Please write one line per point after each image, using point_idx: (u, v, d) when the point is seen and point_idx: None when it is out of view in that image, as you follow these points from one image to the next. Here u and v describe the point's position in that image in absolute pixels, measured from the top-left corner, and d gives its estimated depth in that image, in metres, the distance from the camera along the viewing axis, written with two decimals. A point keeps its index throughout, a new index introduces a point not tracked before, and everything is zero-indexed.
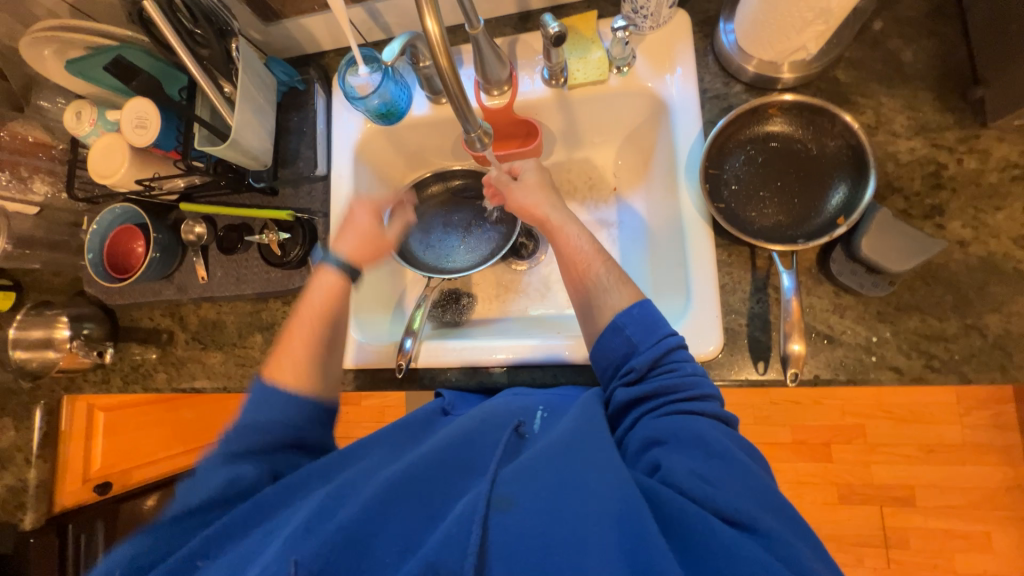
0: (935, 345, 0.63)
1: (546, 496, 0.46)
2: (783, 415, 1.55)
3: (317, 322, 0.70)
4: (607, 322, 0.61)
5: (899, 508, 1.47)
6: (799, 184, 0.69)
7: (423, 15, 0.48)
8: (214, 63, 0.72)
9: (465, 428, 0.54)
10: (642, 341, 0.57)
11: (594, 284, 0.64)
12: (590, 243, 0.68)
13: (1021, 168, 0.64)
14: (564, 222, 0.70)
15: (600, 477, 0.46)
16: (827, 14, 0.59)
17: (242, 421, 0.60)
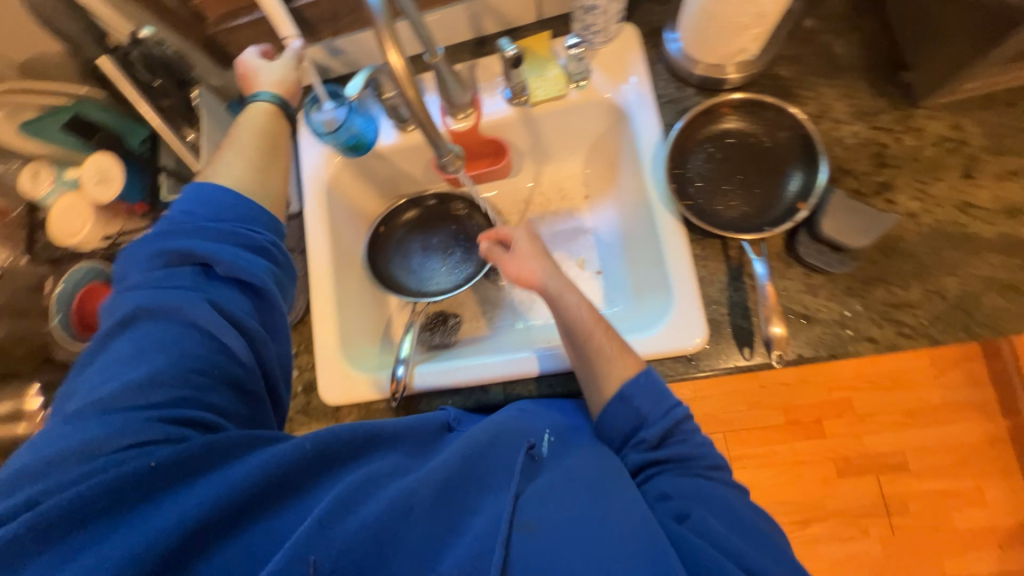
0: (904, 313, 0.67)
1: (565, 520, 0.49)
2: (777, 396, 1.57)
3: (256, 138, 0.65)
4: (612, 392, 0.61)
5: (897, 474, 1.51)
6: (759, 175, 0.72)
7: (385, 48, 0.49)
8: (174, 113, 0.71)
9: (481, 440, 0.55)
10: (650, 412, 0.59)
11: (596, 354, 0.64)
12: (591, 312, 0.66)
13: (954, 141, 0.69)
14: (563, 289, 0.68)
15: (621, 507, 0.50)
16: (762, 18, 0.64)
17: (210, 241, 0.56)
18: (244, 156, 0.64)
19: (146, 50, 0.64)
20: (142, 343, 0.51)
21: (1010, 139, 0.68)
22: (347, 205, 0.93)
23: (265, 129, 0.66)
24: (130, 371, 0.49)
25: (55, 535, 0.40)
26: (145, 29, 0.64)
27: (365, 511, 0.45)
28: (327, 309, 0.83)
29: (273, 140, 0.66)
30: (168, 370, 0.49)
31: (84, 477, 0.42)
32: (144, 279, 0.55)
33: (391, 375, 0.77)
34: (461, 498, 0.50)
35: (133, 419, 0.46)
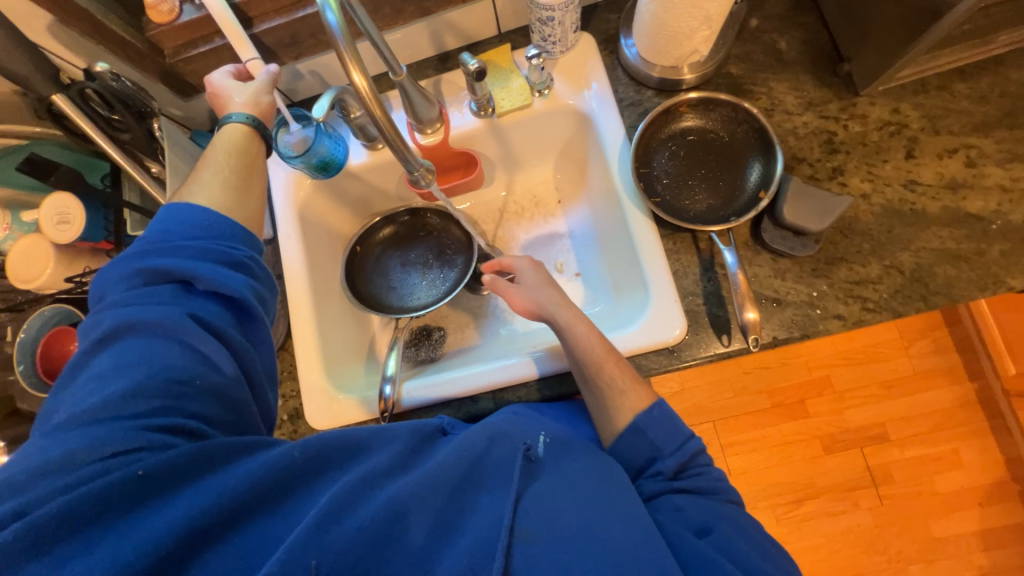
0: (866, 289, 0.70)
1: (565, 524, 0.50)
2: (758, 381, 1.67)
3: (231, 160, 0.64)
4: (626, 424, 0.63)
5: (878, 446, 1.59)
6: (721, 169, 0.75)
7: (348, 69, 0.50)
8: (138, 145, 0.70)
9: (478, 442, 0.55)
10: (665, 445, 0.61)
11: (608, 387, 0.65)
12: (602, 344, 0.67)
13: (896, 125, 0.74)
14: (573, 320, 0.69)
15: (610, 511, 0.52)
16: (709, 21, 0.67)
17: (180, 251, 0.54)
18: (222, 178, 0.62)
19: (102, 84, 0.63)
20: (121, 355, 0.49)
21: (945, 120, 0.73)
22: (322, 226, 0.92)
23: (242, 150, 0.65)
24: (109, 382, 0.47)
25: (42, 548, 0.39)
26: (99, 64, 0.62)
27: (362, 513, 0.46)
28: (309, 332, 0.82)
29: (250, 162, 0.65)
30: (150, 380, 0.48)
31: (69, 488, 0.41)
32: (121, 292, 0.53)
33: (379, 394, 0.77)
34: (459, 506, 0.50)
35: (117, 431, 0.44)
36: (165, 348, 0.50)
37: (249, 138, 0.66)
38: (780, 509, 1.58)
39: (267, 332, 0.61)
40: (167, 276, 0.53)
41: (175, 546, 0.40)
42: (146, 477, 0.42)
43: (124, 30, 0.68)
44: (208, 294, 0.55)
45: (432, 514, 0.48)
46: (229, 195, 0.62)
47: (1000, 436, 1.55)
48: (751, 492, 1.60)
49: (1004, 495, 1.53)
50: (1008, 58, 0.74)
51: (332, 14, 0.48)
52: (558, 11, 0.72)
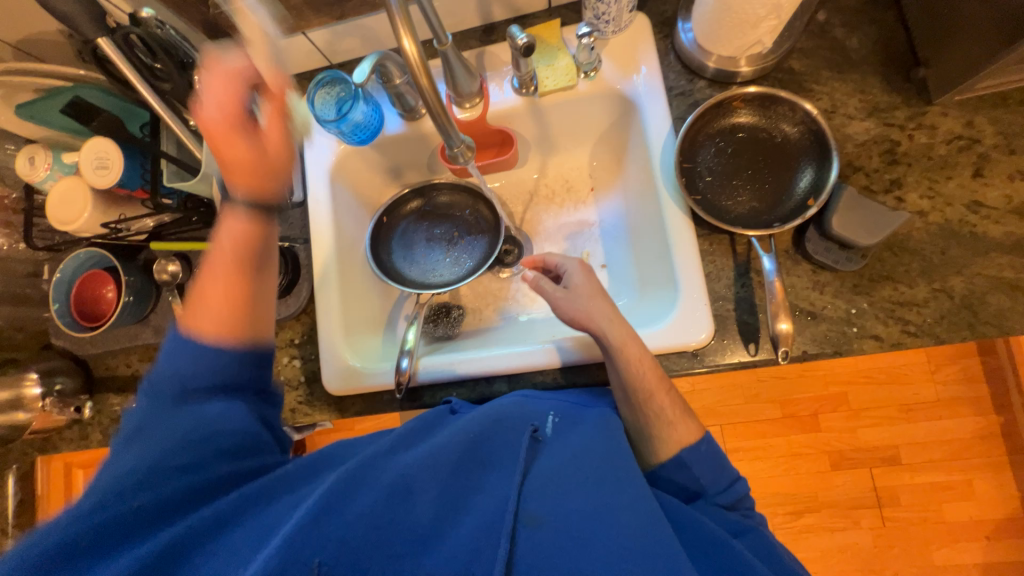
0: (908, 311, 0.67)
1: (572, 511, 0.49)
2: (771, 391, 1.65)
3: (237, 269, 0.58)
4: (671, 456, 0.63)
5: (888, 468, 1.56)
6: (770, 170, 0.71)
7: (399, 35, 0.48)
8: (178, 96, 0.68)
9: (485, 424, 0.58)
10: (711, 483, 0.61)
11: (656, 414, 0.64)
12: (653, 371, 0.64)
13: (967, 139, 0.69)
14: (626, 340, 0.65)
15: (605, 494, 0.51)
16: (778, 10, 0.63)
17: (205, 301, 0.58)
18: (216, 290, 0.56)
19: (147, 32, 0.62)
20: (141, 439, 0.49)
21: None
22: (351, 193, 0.91)
23: (236, 252, 0.58)
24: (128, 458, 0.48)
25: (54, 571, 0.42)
26: (146, 10, 0.62)
27: (364, 501, 0.48)
28: (331, 299, 0.82)
29: (246, 264, 0.58)
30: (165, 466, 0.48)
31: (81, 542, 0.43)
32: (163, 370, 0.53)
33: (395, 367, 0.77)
34: (466, 489, 0.51)
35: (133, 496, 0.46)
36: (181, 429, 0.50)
37: (241, 240, 0.58)
38: (777, 519, 1.58)
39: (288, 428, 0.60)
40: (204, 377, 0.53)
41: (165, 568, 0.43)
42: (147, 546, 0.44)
43: None
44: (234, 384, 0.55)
45: (437, 502, 0.49)
46: (215, 307, 0.56)
47: (1019, 472, 1.50)
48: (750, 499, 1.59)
49: (1014, 531, 1.49)
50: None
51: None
52: None
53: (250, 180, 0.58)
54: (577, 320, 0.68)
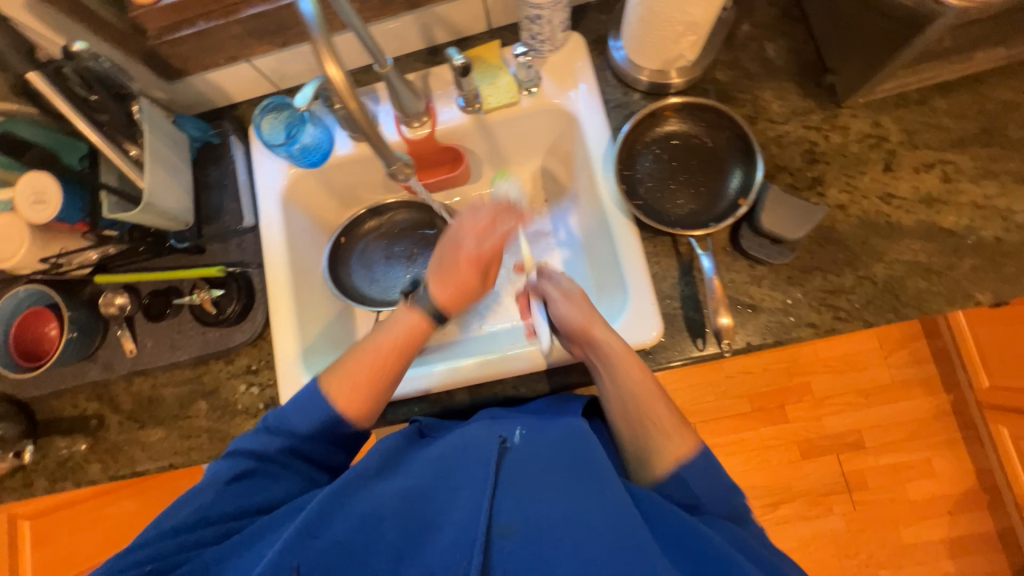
0: (839, 299, 0.72)
1: (542, 522, 0.50)
2: (739, 387, 1.69)
3: (386, 367, 0.69)
4: (669, 473, 0.61)
5: (854, 453, 1.62)
6: (704, 173, 0.76)
7: (323, 62, 0.50)
8: (116, 127, 0.68)
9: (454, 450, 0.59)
10: (702, 491, 0.60)
11: (655, 424, 0.65)
12: (652, 383, 0.67)
13: (876, 138, 0.75)
14: (623, 352, 0.68)
15: (569, 498, 0.52)
16: (694, 26, 0.68)
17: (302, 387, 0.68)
18: (364, 365, 0.68)
19: (83, 66, 0.63)
20: (242, 478, 0.62)
21: (924, 134, 0.74)
22: (307, 215, 0.92)
23: (409, 339, 0.71)
24: (231, 485, 0.61)
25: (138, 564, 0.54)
26: (78, 44, 0.62)
27: (345, 525, 0.52)
28: (289, 323, 0.82)
29: (402, 346, 0.70)
30: (253, 503, 0.61)
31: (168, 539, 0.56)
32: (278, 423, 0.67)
33: None
34: (431, 509, 0.54)
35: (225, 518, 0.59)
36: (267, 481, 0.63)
37: (416, 331, 0.71)
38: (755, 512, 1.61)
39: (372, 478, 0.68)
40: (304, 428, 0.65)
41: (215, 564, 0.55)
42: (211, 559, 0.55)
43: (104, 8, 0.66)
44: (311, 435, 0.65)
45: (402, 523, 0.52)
46: (360, 394, 0.67)
47: (971, 447, 1.59)
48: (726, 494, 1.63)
49: (973, 504, 1.56)
50: (988, 76, 0.75)
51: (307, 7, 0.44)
52: (546, 9, 0.71)
53: (452, 299, 0.73)
54: (581, 329, 0.69)
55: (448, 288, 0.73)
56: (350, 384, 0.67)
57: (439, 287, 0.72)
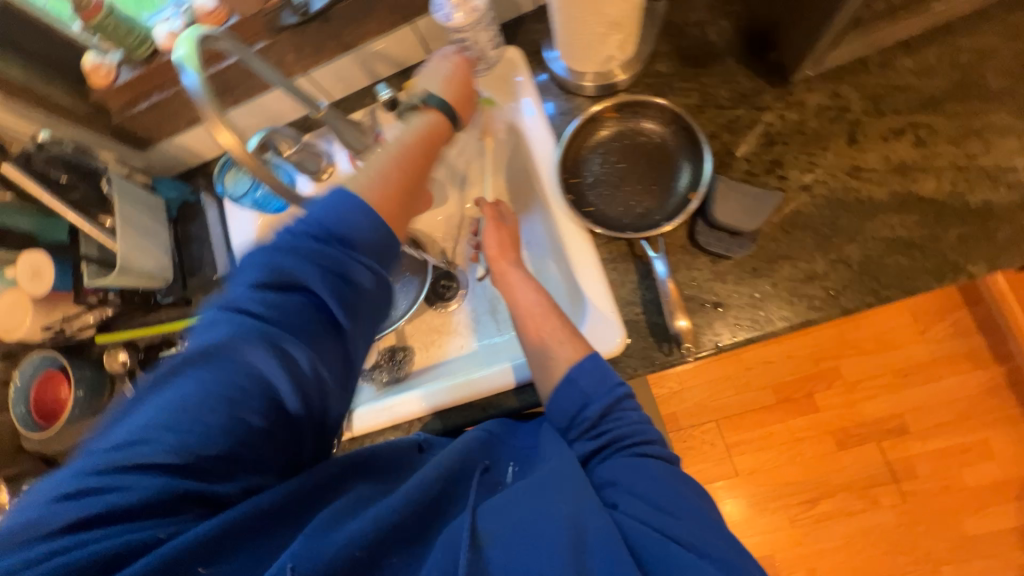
0: (812, 286, 0.67)
1: (525, 528, 0.46)
2: (762, 377, 1.58)
3: (414, 170, 0.61)
4: (562, 376, 0.62)
5: (896, 439, 1.48)
6: (653, 171, 0.73)
7: (216, 129, 0.47)
8: (88, 202, 0.73)
9: (454, 464, 0.53)
10: (594, 391, 0.60)
11: (548, 337, 0.66)
12: (546, 302, 0.71)
13: (837, 109, 0.70)
14: (519, 279, 0.74)
15: (550, 495, 0.49)
16: (617, 25, 0.66)
17: (308, 221, 0.51)
18: (393, 177, 0.58)
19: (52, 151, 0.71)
20: (212, 377, 0.46)
21: (890, 99, 0.68)
22: None
23: (430, 139, 0.63)
24: (192, 392, 0.45)
25: (103, 519, 0.41)
26: (43, 133, 0.71)
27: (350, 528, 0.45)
28: None
29: (427, 147, 0.63)
30: (241, 399, 0.46)
31: (130, 480, 0.42)
32: (241, 287, 0.50)
33: None
34: (422, 531, 0.48)
35: (211, 434, 0.45)
36: (253, 367, 0.47)
37: (437, 129, 0.64)
38: (791, 511, 1.49)
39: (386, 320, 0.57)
40: (287, 289, 0.49)
41: (243, 527, 0.43)
42: (230, 513, 0.43)
43: (63, 95, 0.72)
44: (304, 296, 0.49)
45: (386, 546, 0.46)
46: (392, 190, 0.57)
47: None
48: (757, 491, 1.52)
49: None
50: (956, 26, 0.68)
51: (189, 76, 0.45)
52: (468, 32, 0.70)
53: (462, 96, 0.67)
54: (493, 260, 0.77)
55: (452, 85, 0.67)
56: (381, 180, 0.57)
57: (444, 79, 0.67)
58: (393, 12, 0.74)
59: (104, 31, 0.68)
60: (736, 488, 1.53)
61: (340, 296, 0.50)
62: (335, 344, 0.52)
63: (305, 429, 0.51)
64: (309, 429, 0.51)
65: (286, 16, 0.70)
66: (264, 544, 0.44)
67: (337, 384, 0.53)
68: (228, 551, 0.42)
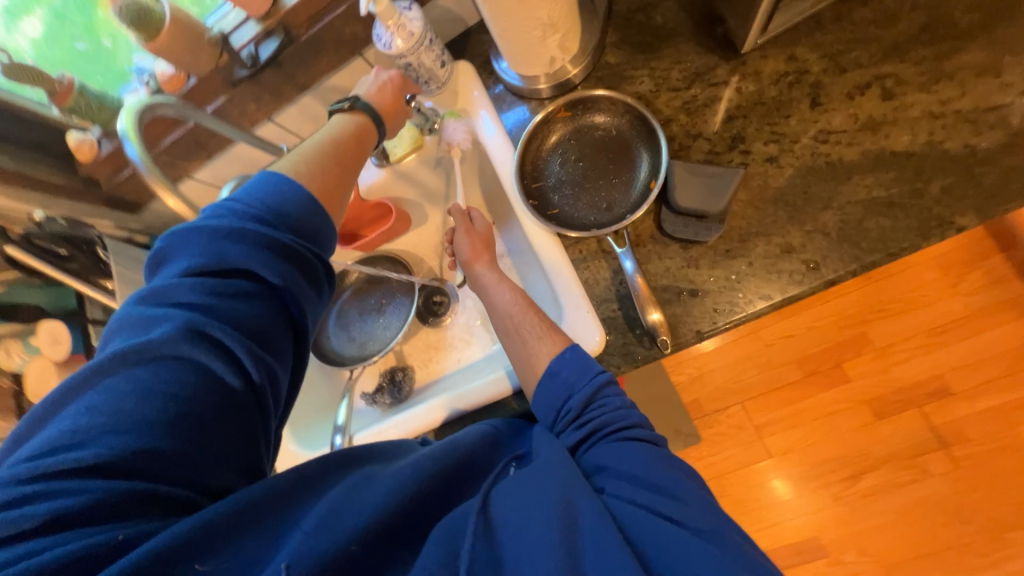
0: (790, 260, 0.64)
1: (519, 517, 0.43)
2: (782, 351, 1.37)
3: (350, 160, 0.61)
4: (545, 369, 0.62)
5: (940, 402, 1.28)
6: (612, 164, 0.72)
7: (162, 195, 0.51)
8: (87, 269, 0.79)
9: (457, 456, 0.50)
10: (576, 381, 0.58)
11: (525, 335, 0.66)
12: (523, 298, 0.71)
13: (794, 74, 0.67)
14: (496, 279, 0.75)
15: (539, 482, 0.46)
16: (551, 25, 0.66)
17: (241, 202, 0.50)
18: (328, 155, 0.58)
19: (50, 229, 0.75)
20: (146, 369, 0.41)
21: (849, 54, 0.66)
22: None
23: (360, 137, 0.64)
24: (123, 390, 0.40)
25: (40, 532, 0.35)
26: (39, 213, 0.75)
27: (347, 523, 0.41)
28: None
29: (360, 139, 0.64)
30: (185, 388, 0.42)
31: (61, 491, 0.36)
32: (169, 277, 0.46)
33: (332, 443, 0.84)
34: (416, 529, 0.45)
35: (152, 430, 0.39)
36: (193, 353, 0.43)
37: (364, 129, 0.64)
38: (832, 492, 1.28)
39: (331, 301, 0.56)
40: (223, 270, 0.47)
41: (222, 521, 0.38)
42: (219, 505, 0.39)
43: (52, 174, 0.78)
44: (245, 275, 0.48)
45: (387, 542, 0.43)
46: (330, 180, 0.57)
47: None
48: (795, 474, 1.31)
49: None
50: None
51: (132, 149, 0.48)
52: (410, 55, 0.71)
53: (393, 104, 0.69)
54: (467, 265, 0.79)
55: (383, 93, 0.69)
56: (317, 170, 0.56)
57: (374, 89, 0.69)
58: (340, 47, 0.76)
59: (77, 110, 0.76)
60: (771, 472, 1.32)
61: (284, 271, 0.48)
62: (280, 323, 0.49)
63: (256, 422, 0.46)
64: (259, 421, 0.46)
65: (238, 69, 0.73)
66: (246, 544, 0.39)
67: (284, 367, 0.49)
68: (212, 548, 0.37)
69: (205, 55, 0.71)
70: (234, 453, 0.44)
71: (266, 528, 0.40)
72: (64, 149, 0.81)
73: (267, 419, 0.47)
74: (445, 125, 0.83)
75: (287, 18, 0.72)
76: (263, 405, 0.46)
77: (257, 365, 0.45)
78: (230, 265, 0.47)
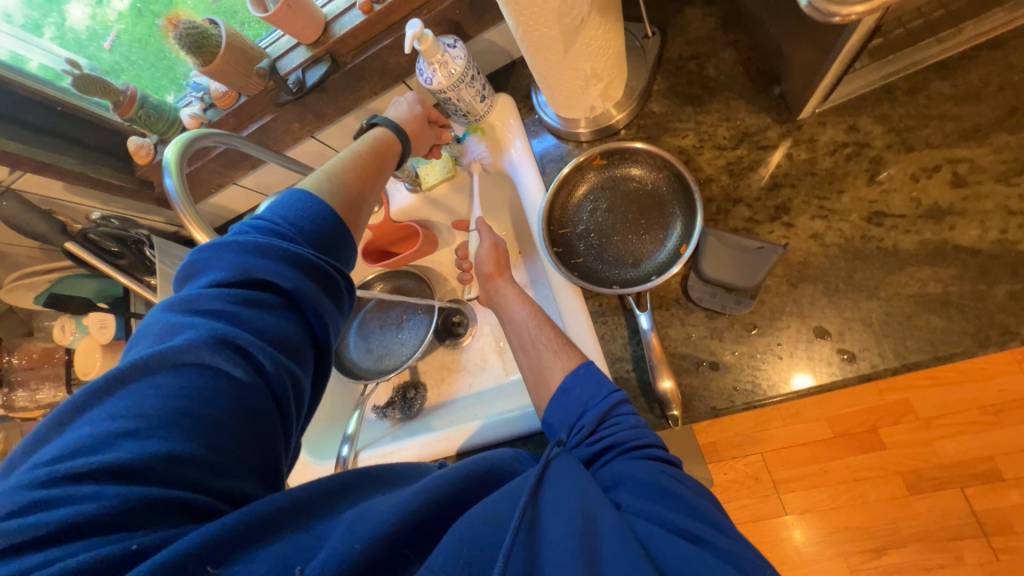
0: (823, 346, 0.59)
1: (539, 521, 0.39)
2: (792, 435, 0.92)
3: (376, 176, 0.61)
4: (557, 386, 0.58)
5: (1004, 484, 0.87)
6: (646, 220, 0.69)
7: (192, 230, 0.53)
8: (134, 267, 0.83)
9: (479, 468, 0.46)
10: (589, 399, 0.54)
11: (536, 357, 0.63)
12: (538, 319, 0.68)
13: (853, 146, 0.63)
14: (507, 300, 0.73)
15: (558, 485, 0.42)
16: (595, 77, 0.64)
17: (269, 216, 0.49)
18: (350, 167, 0.58)
19: (103, 230, 0.79)
20: (168, 376, 0.39)
21: (920, 131, 0.61)
22: None
23: (379, 147, 0.62)
24: (146, 396, 0.38)
25: (53, 541, 0.32)
26: (93, 215, 0.79)
27: (353, 531, 0.37)
28: None
29: (380, 158, 0.62)
30: (211, 394, 0.39)
31: (77, 497, 0.33)
32: (195, 289, 0.45)
33: (338, 456, 0.84)
34: (423, 537, 0.40)
35: (177, 436, 0.37)
36: (215, 360, 0.40)
37: (387, 144, 0.64)
38: (852, 562, 0.90)
39: (350, 314, 0.54)
40: (245, 283, 0.45)
41: (242, 530, 0.35)
42: (235, 511, 0.36)
43: (114, 175, 0.83)
44: (266, 287, 0.46)
45: (391, 544, 0.37)
46: (352, 192, 0.56)
47: None
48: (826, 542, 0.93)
49: None
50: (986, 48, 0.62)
51: (169, 182, 0.50)
52: (450, 92, 0.70)
53: (411, 123, 0.69)
54: (485, 279, 0.78)
55: (403, 113, 0.69)
56: (339, 187, 0.55)
57: (404, 110, 0.70)
58: (383, 76, 0.77)
59: (135, 120, 0.80)
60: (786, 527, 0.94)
61: (306, 284, 0.47)
62: (303, 337, 0.47)
63: (278, 435, 0.43)
64: (281, 433, 0.43)
65: (285, 95, 0.74)
66: (258, 553, 0.35)
67: (307, 375, 0.47)
68: (226, 554, 0.34)
69: (255, 81, 0.74)
70: (256, 463, 0.41)
71: (281, 538, 0.36)
72: (124, 152, 0.86)
73: (287, 432, 0.44)
74: (466, 142, 0.82)
75: (336, 47, 0.73)
76: (285, 416, 0.44)
77: (280, 376, 0.43)
78: (254, 278, 0.45)
